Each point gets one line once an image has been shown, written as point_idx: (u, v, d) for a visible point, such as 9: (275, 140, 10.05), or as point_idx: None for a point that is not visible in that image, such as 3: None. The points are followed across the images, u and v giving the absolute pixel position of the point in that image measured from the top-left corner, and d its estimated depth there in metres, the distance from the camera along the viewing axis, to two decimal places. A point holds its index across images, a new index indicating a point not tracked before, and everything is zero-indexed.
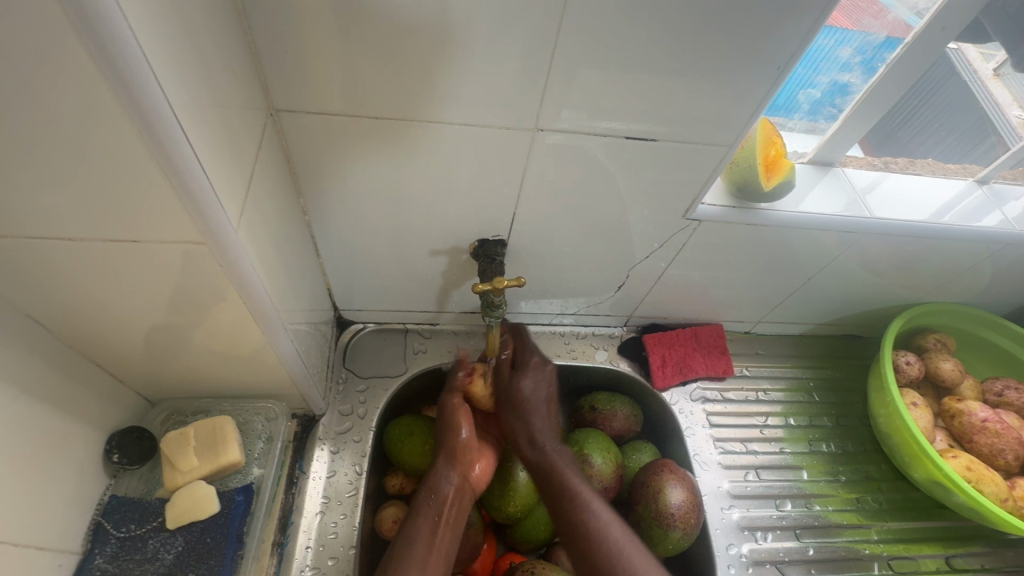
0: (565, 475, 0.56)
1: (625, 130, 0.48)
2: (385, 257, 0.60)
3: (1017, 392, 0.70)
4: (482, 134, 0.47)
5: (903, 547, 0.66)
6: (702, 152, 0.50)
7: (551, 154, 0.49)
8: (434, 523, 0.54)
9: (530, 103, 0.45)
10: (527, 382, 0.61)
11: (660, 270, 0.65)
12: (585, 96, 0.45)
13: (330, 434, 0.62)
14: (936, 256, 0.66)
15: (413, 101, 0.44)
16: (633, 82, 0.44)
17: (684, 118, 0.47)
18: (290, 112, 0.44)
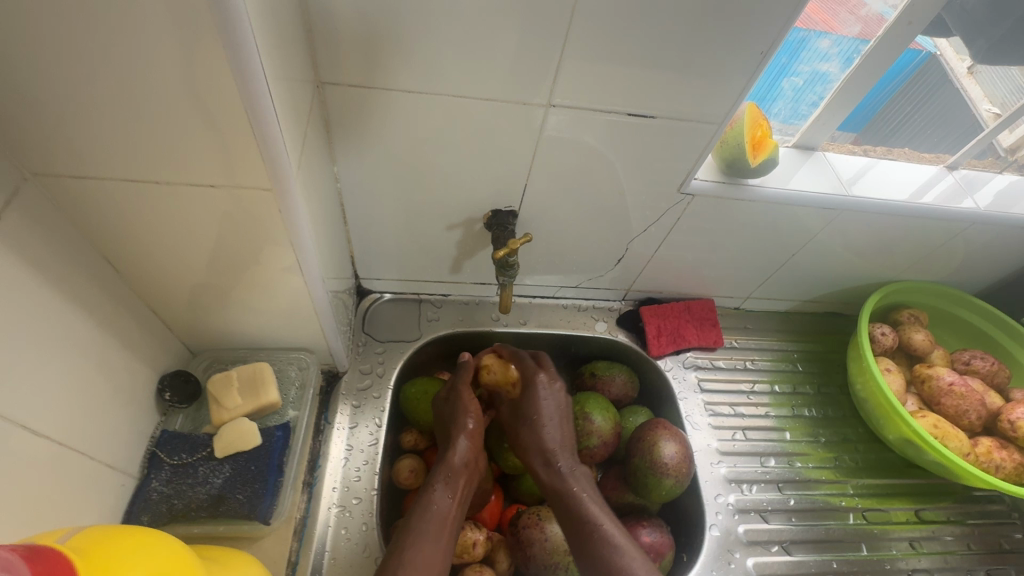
0: (577, 492, 0.60)
1: (627, 107, 0.52)
2: (407, 228, 0.65)
3: (983, 360, 0.75)
4: (501, 109, 0.52)
5: (876, 501, 0.72)
6: (696, 129, 0.55)
7: (563, 127, 0.54)
8: (450, 498, 0.58)
9: (546, 78, 0.50)
10: (529, 399, 0.65)
11: (656, 245, 0.71)
12: (597, 76, 0.50)
13: (351, 390, 0.67)
14: (910, 234, 0.72)
15: (444, 76, 0.49)
16: (641, 65, 0.49)
17: (683, 98, 0.52)
18: (334, 85, 0.48)
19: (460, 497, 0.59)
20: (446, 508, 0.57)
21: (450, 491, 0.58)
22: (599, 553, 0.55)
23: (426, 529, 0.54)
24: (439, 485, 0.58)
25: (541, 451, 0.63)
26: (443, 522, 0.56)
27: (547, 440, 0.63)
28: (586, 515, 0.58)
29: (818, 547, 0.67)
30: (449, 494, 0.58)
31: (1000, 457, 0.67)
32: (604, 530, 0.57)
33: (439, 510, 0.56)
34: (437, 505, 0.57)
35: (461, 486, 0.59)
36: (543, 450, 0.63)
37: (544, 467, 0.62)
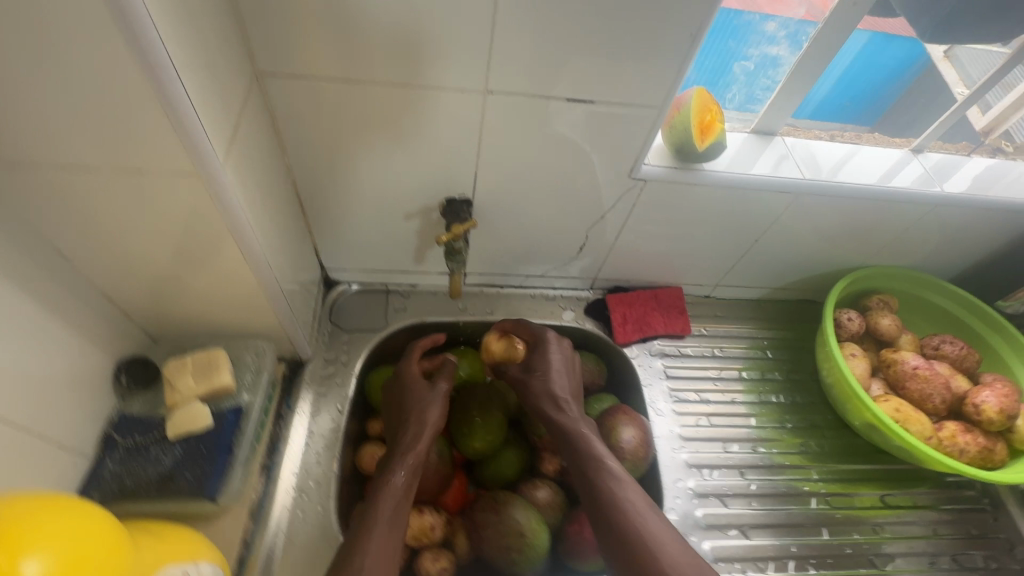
0: (586, 436, 0.59)
1: (565, 91, 0.52)
2: (364, 218, 0.66)
3: (952, 345, 0.74)
4: (442, 97, 0.52)
5: (840, 486, 0.71)
6: (637, 115, 0.54)
7: (505, 114, 0.54)
8: (406, 477, 0.55)
9: (480, 67, 0.49)
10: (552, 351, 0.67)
11: (616, 233, 0.71)
12: (532, 64, 0.49)
13: (315, 378, 0.69)
14: (873, 219, 0.72)
15: (380, 65, 0.49)
16: (575, 49, 0.48)
17: (623, 83, 0.51)
18: (273, 75, 0.49)
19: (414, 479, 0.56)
20: (402, 498, 0.53)
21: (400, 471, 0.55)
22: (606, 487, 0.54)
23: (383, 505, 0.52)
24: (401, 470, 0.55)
25: (554, 398, 0.63)
26: (400, 511, 0.52)
27: (558, 388, 0.63)
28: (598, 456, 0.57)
29: (777, 532, 0.67)
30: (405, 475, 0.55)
31: (965, 440, 0.66)
32: (608, 466, 0.56)
33: (396, 500, 0.53)
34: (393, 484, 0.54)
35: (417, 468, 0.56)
36: (554, 395, 0.63)
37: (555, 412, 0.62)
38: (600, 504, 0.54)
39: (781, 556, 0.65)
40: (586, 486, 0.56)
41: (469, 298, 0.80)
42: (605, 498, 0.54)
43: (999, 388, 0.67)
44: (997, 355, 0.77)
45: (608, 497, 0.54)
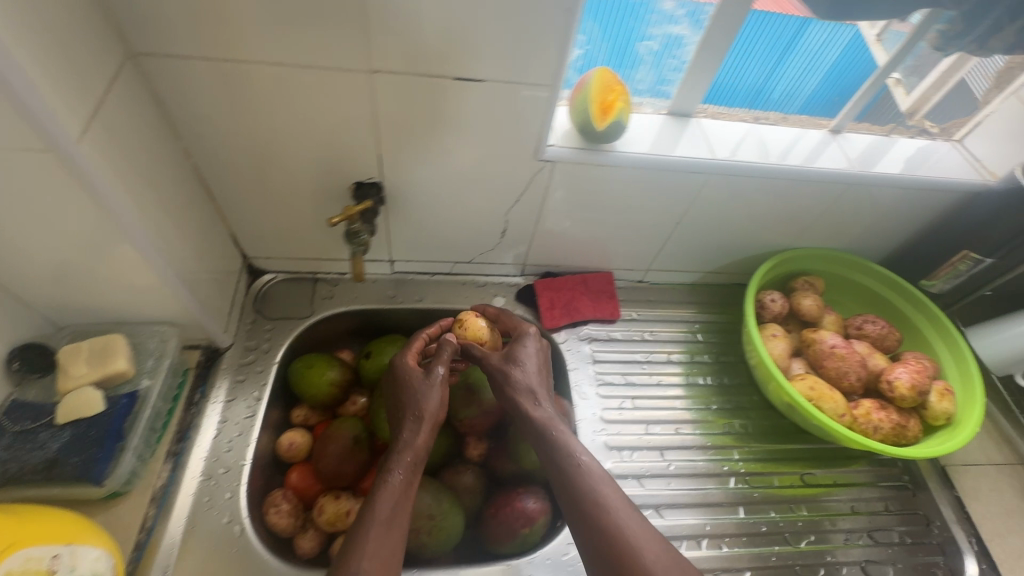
0: (559, 430, 0.58)
1: (450, 69, 0.51)
2: (275, 204, 0.66)
3: (873, 325, 0.75)
4: (326, 77, 0.51)
5: (761, 466, 0.72)
6: (528, 93, 0.54)
7: (394, 95, 0.53)
8: (403, 478, 0.55)
9: (357, 45, 0.48)
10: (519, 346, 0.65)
11: (535, 217, 0.71)
12: (410, 41, 0.48)
13: (232, 365, 0.68)
14: (791, 199, 0.72)
15: (256, 43, 0.48)
16: (451, 26, 0.47)
17: (507, 60, 0.50)
18: (149, 55, 0.48)
19: (413, 479, 0.56)
20: (399, 497, 0.54)
21: (396, 471, 0.56)
22: (583, 483, 0.54)
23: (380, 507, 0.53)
24: (399, 469, 0.56)
25: (530, 391, 0.61)
26: (396, 510, 0.53)
27: (527, 381, 0.62)
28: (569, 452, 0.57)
29: (692, 510, 0.67)
30: (404, 475, 0.56)
31: (879, 417, 0.67)
32: (582, 461, 0.56)
33: (396, 495, 0.54)
34: (390, 486, 0.54)
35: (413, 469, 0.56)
36: (527, 388, 0.62)
37: (530, 405, 0.61)
38: (575, 498, 0.54)
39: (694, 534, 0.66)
40: (560, 483, 0.56)
41: (398, 285, 0.80)
42: (582, 492, 0.53)
43: (912, 365, 0.68)
44: (920, 334, 0.77)
45: (583, 492, 0.53)
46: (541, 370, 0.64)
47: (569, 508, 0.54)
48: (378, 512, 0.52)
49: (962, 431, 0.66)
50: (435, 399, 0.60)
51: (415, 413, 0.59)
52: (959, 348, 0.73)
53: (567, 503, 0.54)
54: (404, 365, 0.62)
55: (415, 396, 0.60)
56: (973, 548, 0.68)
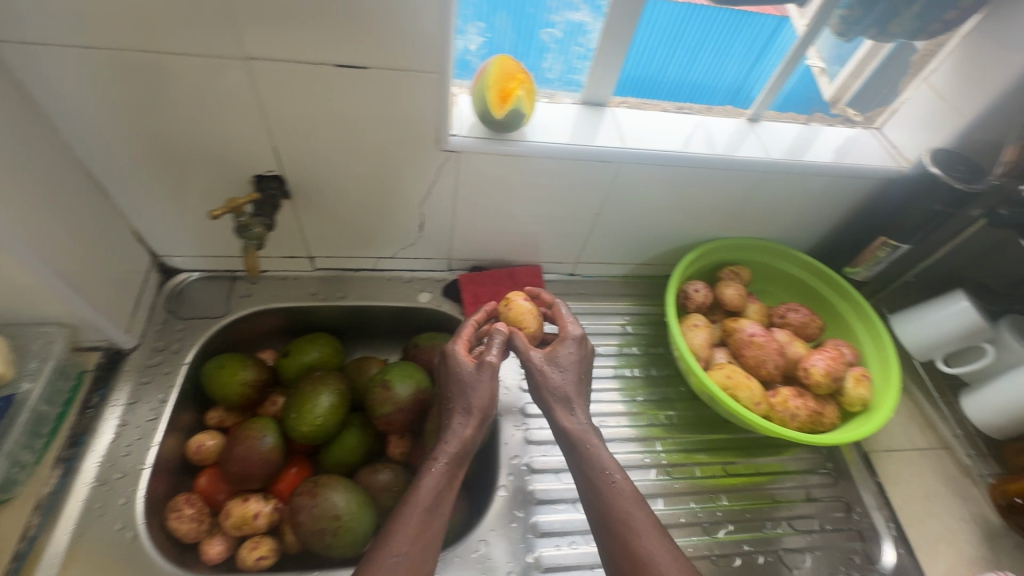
0: (593, 444, 0.56)
1: (330, 56, 0.50)
2: (175, 200, 0.63)
3: (796, 313, 0.75)
4: (200, 64, 0.49)
5: (683, 457, 0.71)
6: (416, 80, 0.53)
7: (276, 83, 0.51)
8: (442, 473, 0.53)
9: (225, 30, 0.47)
10: (563, 347, 0.61)
11: (451, 210, 0.70)
12: (279, 26, 0.47)
13: (137, 367, 0.66)
14: (710, 189, 0.72)
15: (118, 30, 0.46)
16: (321, 9, 0.46)
17: (386, 46, 0.49)
18: (5, 43, 0.46)
19: (454, 473, 0.54)
20: (435, 497, 0.52)
21: (437, 466, 0.54)
22: (614, 497, 0.52)
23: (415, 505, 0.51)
24: (437, 464, 0.54)
25: (564, 398, 0.58)
26: (430, 512, 0.51)
27: (562, 387, 0.59)
28: (597, 462, 0.54)
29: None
30: (441, 470, 0.53)
31: (796, 405, 0.66)
32: (615, 480, 0.53)
33: (438, 487, 0.52)
34: (431, 480, 0.52)
35: (451, 464, 0.54)
36: (561, 394, 0.59)
37: (563, 413, 0.58)
38: (605, 517, 0.52)
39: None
40: (591, 499, 0.54)
41: (321, 282, 0.79)
42: (615, 513, 0.52)
43: (828, 352, 0.68)
44: (844, 322, 0.78)
45: (615, 513, 0.52)
46: (580, 374, 0.61)
47: (598, 526, 0.52)
48: (410, 514, 0.50)
49: (876, 418, 0.66)
50: (486, 395, 0.57)
51: (464, 407, 0.57)
52: (879, 335, 0.73)
53: (598, 520, 0.53)
54: (456, 354, 0.59)
55: (464, 391, 0.57)
56: (891, 532, 0.68)
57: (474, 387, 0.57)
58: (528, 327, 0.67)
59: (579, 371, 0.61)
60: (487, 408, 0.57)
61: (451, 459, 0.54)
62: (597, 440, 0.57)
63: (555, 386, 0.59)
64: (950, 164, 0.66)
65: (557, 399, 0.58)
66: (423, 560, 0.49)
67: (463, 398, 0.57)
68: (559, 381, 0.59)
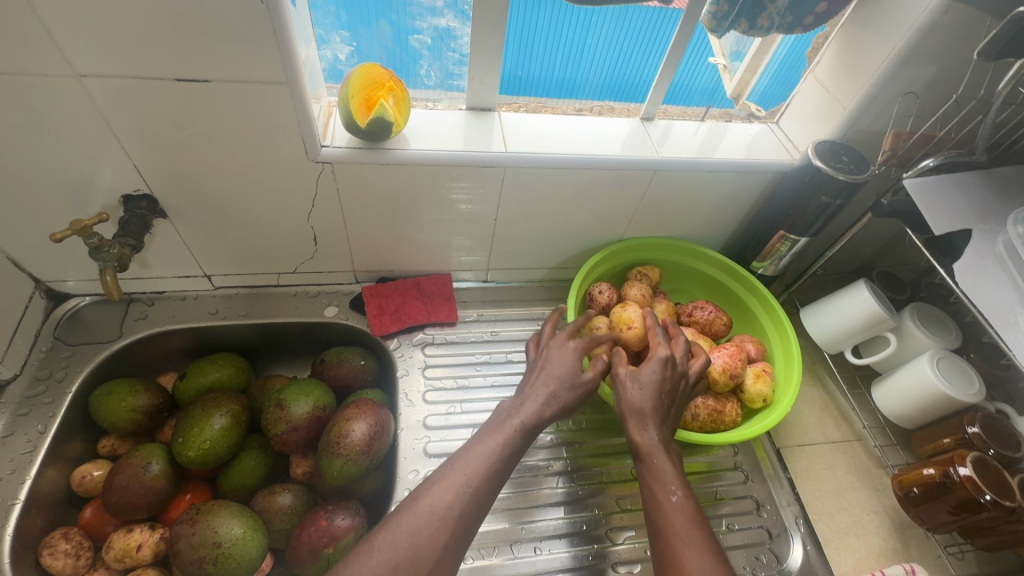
0: (659, 461, 0.53)
1: (169, 71, 0.49)
2: (44, 225, 0.61)
3: (702, 310, 0.74)
4: (29, 83, 0.48)
5: (590, 462, 0.70)
6: (265, 92, 0.52)
7: (117, 99, 0.50)
8: (497, 446, 0.52)
9: (48, 47, 0.45)
10: (658, 365, 0.57)
11: (341, 222, 0.69)
12: (105, 42, 0.46)
13: (16, 397, 0.64)
14: (608, 190, 0.71)
15: None
16: (145, 25, 0.45)
17: (224, 59, 0.48)
18: None
19: (514, 442, 0.53)
20: (504, 457, 0.52)
21: (489, 438, 0.52)
22: (668, 516, 0.49)
23: (461, 468, 0.50)
24: (516, 422, 0.54)
25: (638, 413, 0.55)
26: (494, 468, 0.51)
27: (638, 401, 0.56)
28: (662, 473, 0.52)
29: (507, 514, 0.65)
30: (500, 435, 0.53)
31: (697, 404, 0.65)
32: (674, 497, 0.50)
33: (494, 454, 0.51)
34: (489, 449, 0.51)
35: (510, 438, 0.53)
36: (636, 408, 0.56)
37: (634, 423, 0.55)
38: (659, 528, 0.49)
39: (580, 531, 0.65)
40: (649, 513, 0.51)
41: (223, 301, 0.77)
42: (673, 526, 0.48)
43: (729, 349, 0.67)
44: (753, 317, 0.77)
45: (672, 525, 0.49)
46: (665, 395, 0.57)
47: (653, 537, 0.49)
48: (484, 458, 0.51)
49: (776, 413, 0.65)
50: (573, 390, 0.57)
51: (551, 390, 0.56)
52: (783, 329, 0.73)
53: (653, 531, 0.50)
54: (554, 346, 0.60)
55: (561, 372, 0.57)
56: (800, 529, 0.67)
57: (570, 382, 0.57)
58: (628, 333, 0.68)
59: (667, 385, 0.57)
60: (568, 400, 0.57)
61: (529, 423, 0.54)
62: (668, 457, 0.54)
63: (642, 391, 0.56)
64: (834, 155, 0.66)
65: (633, 409, 0.56)
66: (477, 510, 0.49)
67: (548, 383, 0.57)
68: (639, 390, 0.56)
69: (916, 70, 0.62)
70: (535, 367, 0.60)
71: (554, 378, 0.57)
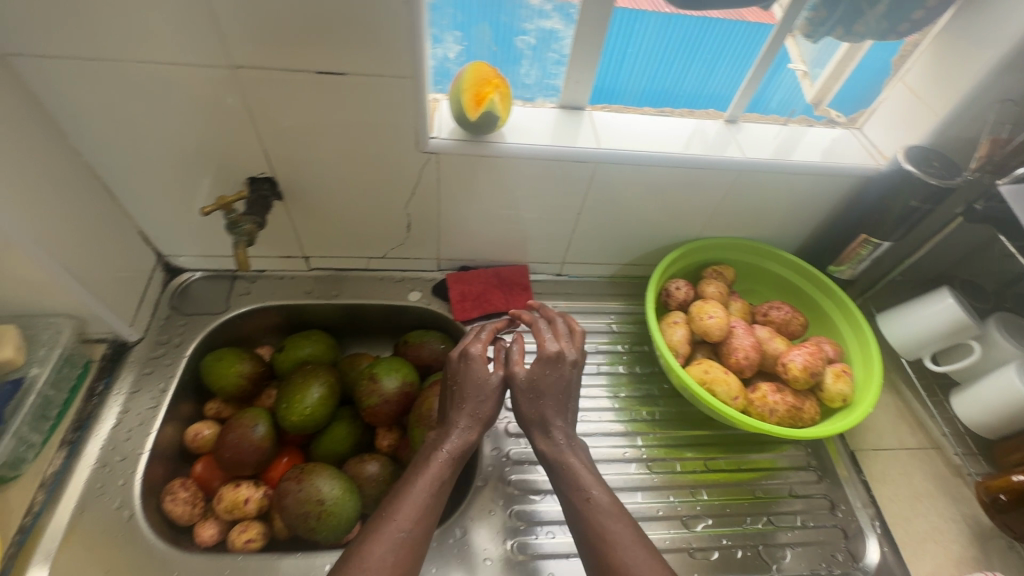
0: (572, 464, 0.57)
1: (310, 64, 0.54)
2: (176, 202, 0.68)
3: (779, 310, 0.75)
4: (190, 73, 0.54)
5: (664, 451, 0.72)
6: (391, 84, 0.56)
7: (262, 88, 0.56)
8: (430, 487, 0.54)
9: (213, 41, 0.51)
10: (551, 367, 0.61)
11: (435, 211, 0.73)
12: (262, 36, 0.51)
13: (141, 358, 0.71)
14: (690, 189, 0.73)
15: (113, 36, 0.50)
16: (298, 22, 0.50)
17: (360, 54, 0.53)
18: (17, 55, 0.51)
19: (444, 474, 0.55)
20: (436, 487, 0.54)
21: (417, 471, 0.55)
22: (591, 514, 0.53)
23: (404, 502, 0.52)
24: (443, 454, 0.57)
25: (541, 420, 0.60)
26: (430, 501, 0.53)
27: (540, 410, 0.60)
28: (578, 479, 0.56)
29: None
30: (424, 470, 0.55)
31: (774, 400, 0.67)
32: (592, 496, 0.54)
33: (426, 491, 0.53)
34: (417, 486, 0.54)
35: (439, 477, 0.55)
36: (539, 417, 0.60)
37: (541, 438, 0.60)
38: (585, 525, 0.53)
39: (650, 516, 0.67)
40: (572, 519, 0.54)
41: (316, 282, 0.82)
42: (598, 522, 0.52)
43: (808, 347, 0.69)
44: (829, 320, 0.78)
45: (598, 522, 0.52)
46: (562, 393, 0.61)
47: (581, 538, 0.53)
48: (414, 501, 0.52)
49: (857, 412, 0.66)
50: (491, 405, 0.61)
51: (471, 411, 0.60)
52: (862, 332, 0.73)
53: (580, 531, 0.53)
54: (454, 364, 0.62)
55: (479, 396, 0.60)
56: (877, 531, 0.67)
57: (487, 398, 0.61)
58: (708, 324, 0.71)
59: (563, 386, 0.61)
60: (489, 416, 0.61)
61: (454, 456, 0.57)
62: (580, 458, 0.58)
63: (538, 400, 0.60)
64: (925, 161, 0.67)
65: (537, 419, 0.60)
66: (422, 545, 0.51)
67: (461, 411, 0.60)
68: (539, 402, 0.60)
69: (1014, 77, 0.62)
70: (449, 392, 0.62)
71: (461, 404, 0.60)
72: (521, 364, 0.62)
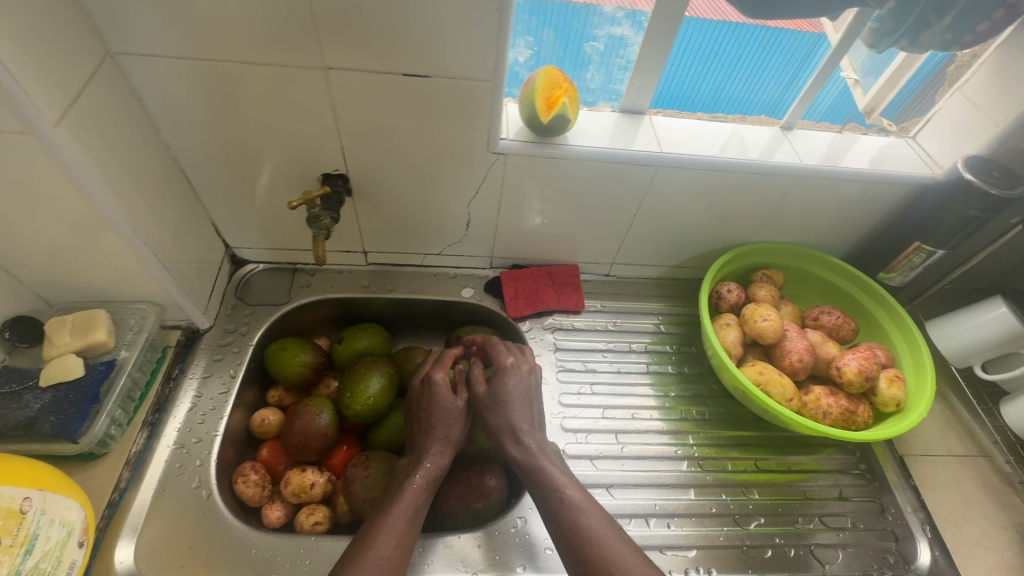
0: (546, 467, 0.58)
1: (397, 67, 0.56)
2: (251, 195, 0.71)
3: (830, 315, 0.76)
4: (283, 73, 0.56)
5: (714, 451, 0.74)
6: (472, 87, 0.58)
7: (348, 89, 0.58)
8: (407, 511, 0.55)
9: (310, 44, 0.54)
10: (504, 381, 0.63)
11: (496, 210, 0.75)
12: (356, 40, 0.54)
13: (211, 345, 0.74)
14: (746, 194, 0.75)
15: (217, 38, 0.53)
16: (392, 27, 0.53)
17: (446, 57, 0.56)
18: (125, 54, 0.54)
19: (418, 498, 0.57)
20: (411, 511, 0.55)
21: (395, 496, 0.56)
22: (568, 512, 0.54)
23: (382, 525, 0.53)
24: (417, 479, 0.58)
25: (513, 433, 0.61)
26: (409, 523, 0.54)
27: (506, 424, 0.62)
28: (551, 482, 0.57)
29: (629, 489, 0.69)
30: (398, 495, 0.56)
31: (828, 403, 0.68)
32: (566, 496, 0.55)
33: (402, 517, 0.54)
34: (393, 511, 0.55)
35: (415, 501, 0.56)
36: (506, 427, 0.61)
37: (513, 446, 0.61)
38: (565, 524, 0.53)
39: (703, 513, 0.68)
40: (552, 524, 0.55)
41: (373, 276, 0.85)
42: (577, 520, 0.53)
43: (862, 352, 0.70)
44: (879, 326, 0.79)
45: (579, 519, 0.53)
46: (527, 406, 0.63)
47: (563, 539, 0.53)
48: (391, 526, 0.53)
49: (911, 417, 0.67)
50: (462, 426, 0.62)
51: (441, 435, 0.61)
52: (913, 338, 0.74)
53: (560, 534, 0.53)
54: (414, 389, 0.64)
55: (446, 419, 0.62)
56: (927, 534, 0.68)
57: (457, 420, 0.62)
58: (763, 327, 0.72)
59: (521, 400, 0.63)
60: (458, 438, 0.62)
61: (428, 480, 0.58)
62: (552, 462, 0.59)
63: (496, 415, 0.62)
64: (985, 171, 0.67)
65: (507, 433, 0.61)
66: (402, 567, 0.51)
67: (428, 435, 0.61)
68: (505, 418, 0.62)
69: None
70: (417, 419, 0.64)
71: (426, 429, 0.62)
72: (478, 384, 0.64)
